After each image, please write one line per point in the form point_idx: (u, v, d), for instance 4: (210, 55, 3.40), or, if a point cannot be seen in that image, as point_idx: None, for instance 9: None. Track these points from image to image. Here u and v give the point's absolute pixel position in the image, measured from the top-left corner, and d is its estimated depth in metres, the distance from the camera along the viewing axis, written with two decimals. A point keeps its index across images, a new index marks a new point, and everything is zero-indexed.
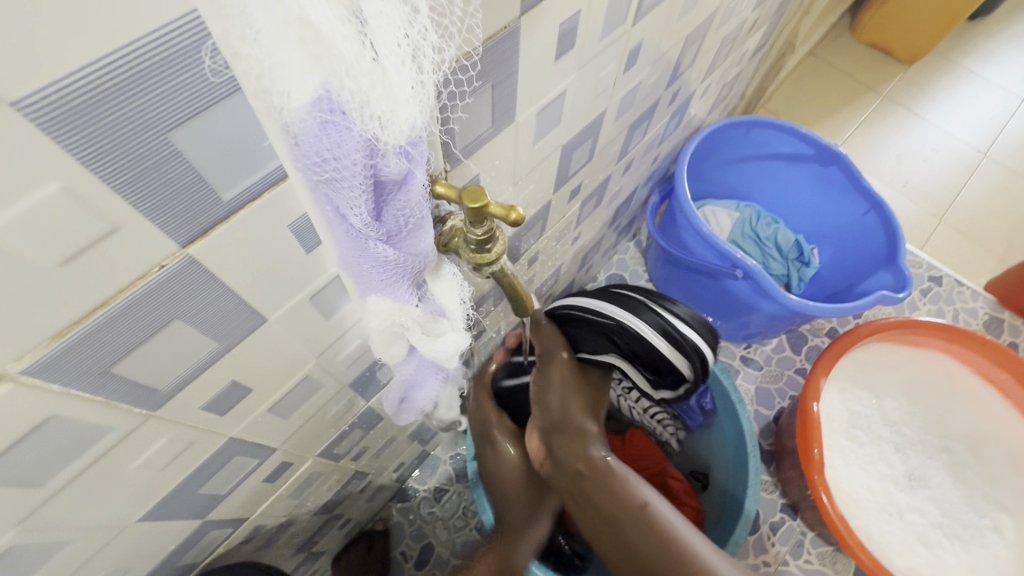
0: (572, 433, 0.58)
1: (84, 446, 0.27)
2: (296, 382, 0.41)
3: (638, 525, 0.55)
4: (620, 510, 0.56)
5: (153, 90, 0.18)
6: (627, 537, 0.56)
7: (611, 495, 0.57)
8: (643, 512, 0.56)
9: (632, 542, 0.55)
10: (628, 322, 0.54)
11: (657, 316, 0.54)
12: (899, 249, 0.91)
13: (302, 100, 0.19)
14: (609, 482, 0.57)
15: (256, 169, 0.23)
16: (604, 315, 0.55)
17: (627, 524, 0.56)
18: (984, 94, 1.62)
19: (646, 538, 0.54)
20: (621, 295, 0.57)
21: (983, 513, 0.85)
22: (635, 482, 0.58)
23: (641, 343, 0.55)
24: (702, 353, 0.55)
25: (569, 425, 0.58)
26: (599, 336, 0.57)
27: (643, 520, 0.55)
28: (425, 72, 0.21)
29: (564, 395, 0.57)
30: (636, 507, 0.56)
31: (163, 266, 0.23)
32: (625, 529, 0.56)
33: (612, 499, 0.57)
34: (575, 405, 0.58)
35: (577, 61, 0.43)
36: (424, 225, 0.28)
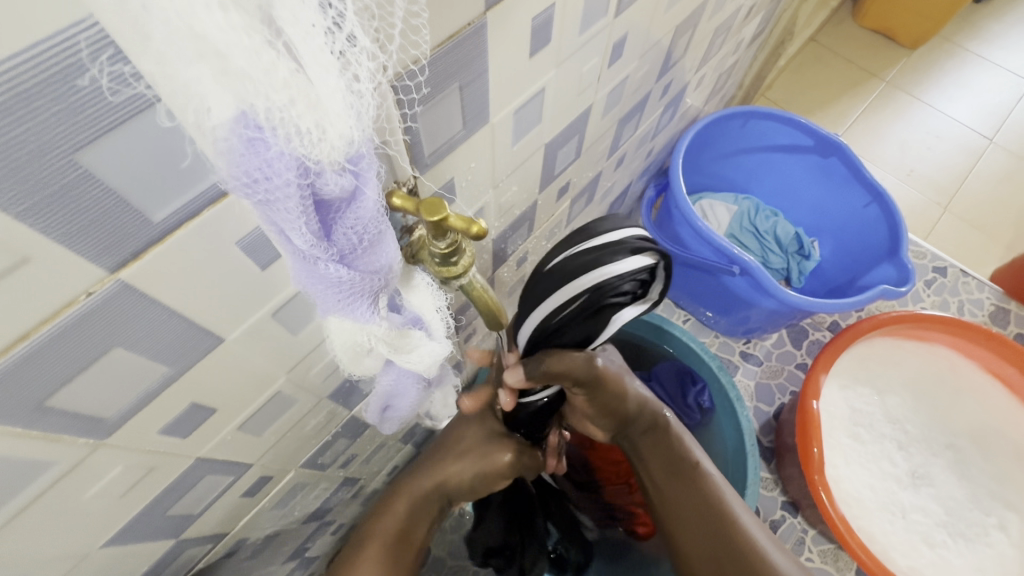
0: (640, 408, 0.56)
1: (26, 481, 0.26)
2: (266, 398, 0.39)
3: (687, 481, 0.56)
4: (673, 464, 0.56)
5: (46, 109, 0.16)
6: (672, 489, 0.56)
7: (665, 451, 0.57)
8: (696, 471, 0.56)
9: (678, 496, 0.56)
10: (591, 279, 0.40)
11: (590, 250, 0.40)
12: (902, 241, 0.89)
13: (221, 118, 0.17)
14: (664, 438, 0.57)
15: (189, 187, 0.22)
16: (572, 294, 0.41)
17: (675, 477, 0.56)
18: (990, 78, 1.58)
19: (695, 495, 0.55)
20: (555, 271, 0.42)
21: (989, 511, 0.83)
22: (690, 442, 0.58)
23: (623, 283, 0.40)
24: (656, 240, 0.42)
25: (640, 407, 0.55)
26: (584, 319, 0.42)
27: (694, 478, 0.56)
28: (361, 81, 0.19)
29: (624, 392, 0.53)
30: (689, 465, 0.57)
31: (92, 292, 0.22)
32: (673, 482, 0.56)
33: (665, 455, 0.57)
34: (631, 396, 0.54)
35: (555, 57, 0.40)
36: (383, 239, 0.26)
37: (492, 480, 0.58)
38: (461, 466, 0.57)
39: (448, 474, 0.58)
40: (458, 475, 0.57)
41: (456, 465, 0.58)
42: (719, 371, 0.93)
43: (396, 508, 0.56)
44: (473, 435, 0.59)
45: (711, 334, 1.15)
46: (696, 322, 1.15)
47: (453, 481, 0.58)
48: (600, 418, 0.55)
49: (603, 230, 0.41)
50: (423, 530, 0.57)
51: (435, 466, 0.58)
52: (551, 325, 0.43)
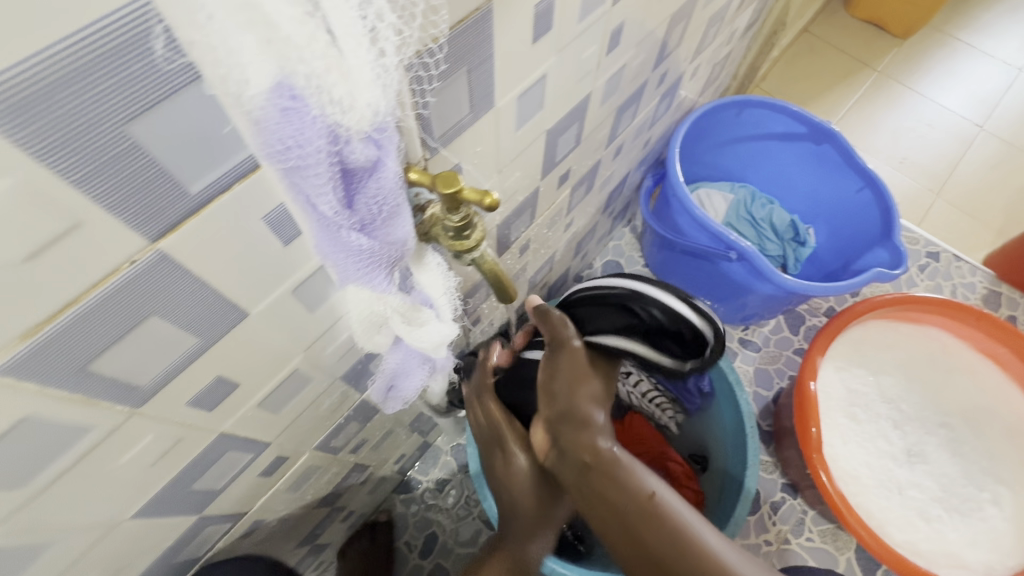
0: (576, 422, 0.51)
1: (66, 445, 0.27)
2: (285, 375, 0.41)
3: (647, 519, 0.49)
4: (626, 502, 0.49)
5: (106, 80, 0.18)
6: (634, 530, 0.49)
7: (617, 487, 0.49)
8: (653, 504, 0.49)
9: (643, 538, 0.48)
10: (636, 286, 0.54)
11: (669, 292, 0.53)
12: (895, 225, 0.91)
13: (260, 88, 0.18)
14: (611, 471, 0.50)
15: (224, 161, 0.23)
16: (612, 287, 0.56)
17: (631, 514, 0.49)
18: (980, 66, 1.60)
19: (661, 537, 0.48)
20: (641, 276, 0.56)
21: (982, 487, 0.85)
22: (642, 471, 0.51)
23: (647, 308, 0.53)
24: (714, 328, 0.51)
25: (574, 413, 0.51)
26: (607, 310, 0.56)
27: (656, 517, 0.48)
28: (386, 56, 0.21)
29: (570, 388, 0.51)
30: (644, 498, 0.49)
31: (135, 261, 0.23)
32: (631, 521, 0.49)
33: (618, 493, 0.50)
34: (577, 396, 0.51)
35: (556, 43, 0.42)
36: (400, 212, 0.27)
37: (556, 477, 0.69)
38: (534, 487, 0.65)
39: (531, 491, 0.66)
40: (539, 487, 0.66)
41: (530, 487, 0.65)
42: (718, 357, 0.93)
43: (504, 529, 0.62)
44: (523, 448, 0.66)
45: None
46: None
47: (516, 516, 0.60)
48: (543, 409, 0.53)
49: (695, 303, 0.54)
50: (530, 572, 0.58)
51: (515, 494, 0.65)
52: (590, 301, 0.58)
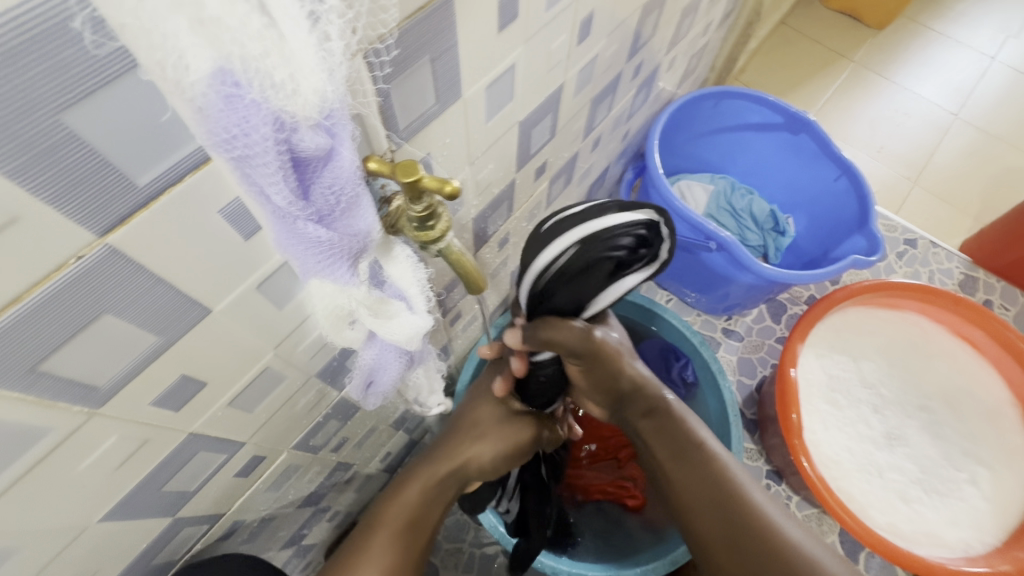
0: (635, 392, 0.58)
1: (21, 448, 0.27)
2: (255, 373, 0.40)
3: (694, 463, 0.57)
4: (679, 448, 0.58)
5: (36, 67, 0.17)
6: (680, 474, 0.57)
7: (672, 434, 0.58)
8: (703, 452, 0.57)
9: (689, 478, 0.57)
10: (581, 237, 0.42)
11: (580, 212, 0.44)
12: (871, 212, 0.92)
13: (200, 73, 0.18)
14: (664, 421, 0.58)
15: (172, 151, 0.23)
16: (548, 262, 0.44)
17: (681, 459, 0.57)
18: (955, 56, 1.63)
19: (705, 478, 0.56)
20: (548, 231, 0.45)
21: (960, 467, 0.86)
22: (694, 423, 0.59)
23: (618, 237, 0.42)
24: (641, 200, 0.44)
25: (634, 388, 0.58)
26: (578, 282, 0.45)
27: (704, 462, 0.57)
28: (331, 40, 0.21)
29: (619, 369, 0.55)
30: (694, 446, 0.58)
31: (82, 256, 0.23)
32: (679, 463, 0.57)
33: (672, 437, 0.58)
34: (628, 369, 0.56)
35: (523, 33, 0.42)
36: (360, 202, 0.27)
37: (510, 460, 0.64)
38: (480, 448, 0.62)
39: (467, 459, 0.62)
40: (480, 457, 0.62)
41: (475, 448, 0.62)
42: (701, 347, 0.95)
43: (411, 495, 0.58)
44: (489, 415, 0.64)
45: (694, 312, 1.17)
46: (679, 301, 1.19)
47: (471, 464, 0.62)
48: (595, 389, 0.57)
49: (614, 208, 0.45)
50: (435, 514, 0.59)
51: (455, 450, 0.62)
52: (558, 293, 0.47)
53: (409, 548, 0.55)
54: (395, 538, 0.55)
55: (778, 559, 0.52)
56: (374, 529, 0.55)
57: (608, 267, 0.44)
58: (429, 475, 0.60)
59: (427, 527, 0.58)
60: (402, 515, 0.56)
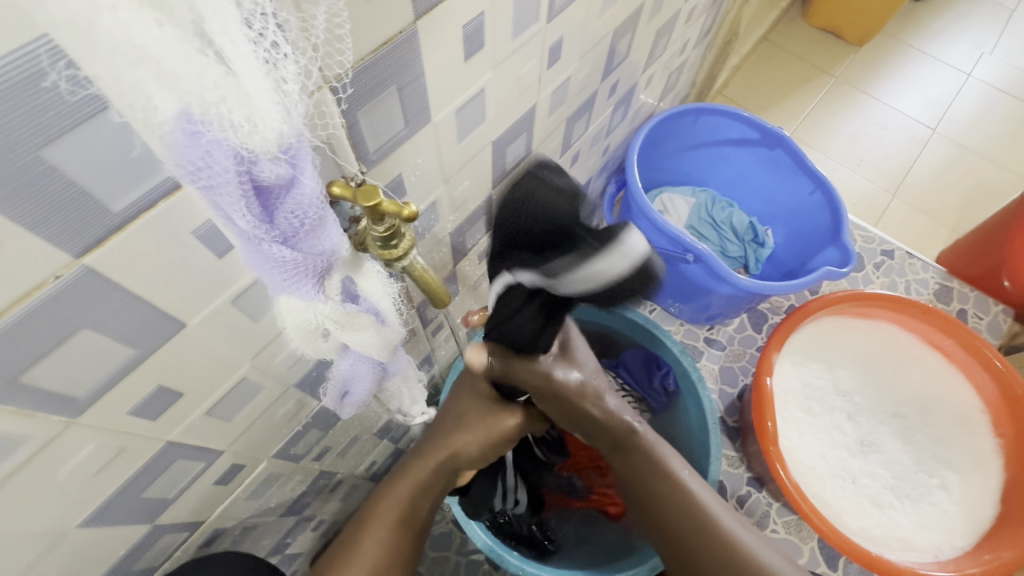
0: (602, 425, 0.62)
1: (1, 454, 0.28)
2: (232, 384, 0.42)
3: (665, 493, 0.62)
4: (653, 479, 0.62)
5: (17, 111, 0.19)
6: (651, 503, 0.62)
7: (644, 468, 0.62)
8: (672, 483, 0.62)
9: (661, 506, 0.62)
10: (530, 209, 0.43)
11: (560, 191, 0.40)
12: (843, 225, 0.95)
13: (164, 115, 0.20)
14: (637, 455, 0.62)
15: (145, 179, 0.25)
16: None
17: (655, 489, 0.62)
18: (932, 72, 1.67)
19: (677, 507, 0.61)
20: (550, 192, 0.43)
21: (931, 473, 0.89)
22: (665, 452, 0.63)
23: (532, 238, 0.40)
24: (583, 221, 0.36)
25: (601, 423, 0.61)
26: None
27: (675, 493, 0.62)
28: (287, 83, 0.23)
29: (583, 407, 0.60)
30: (665, 478, 0.62)
31: (59, 276, 0.24)
32: (650, 493, 0.62)
33: (645, 470, 0.62)
34: (594, 406, 0.60)
35: (491, 60, 0.44)
36: (324, 224, 0.29)
37: (499, 447, 0.62)
38: (466, 440, 0.61)
39: (456, 448, 0.61)
40: (465, 449, 0.61)
41: (461, 439, 0.61)
42: (681, 356, 0.97)
43: (399, 492, 0.59)
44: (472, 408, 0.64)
45: (677, 322, 1.20)
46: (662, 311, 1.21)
47: (461, 454, 0.62)
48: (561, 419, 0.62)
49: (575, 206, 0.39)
50: (425, 508, 0.61)
51: (443, 443, 0.62)
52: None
53: (396, 543, 0.57)
54: (387, 532, 0.57)
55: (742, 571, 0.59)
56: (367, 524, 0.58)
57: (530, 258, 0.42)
58: (415, 471, 0.60)
59: (418, 517, 0.60)
60: (392, 511, 0.58)
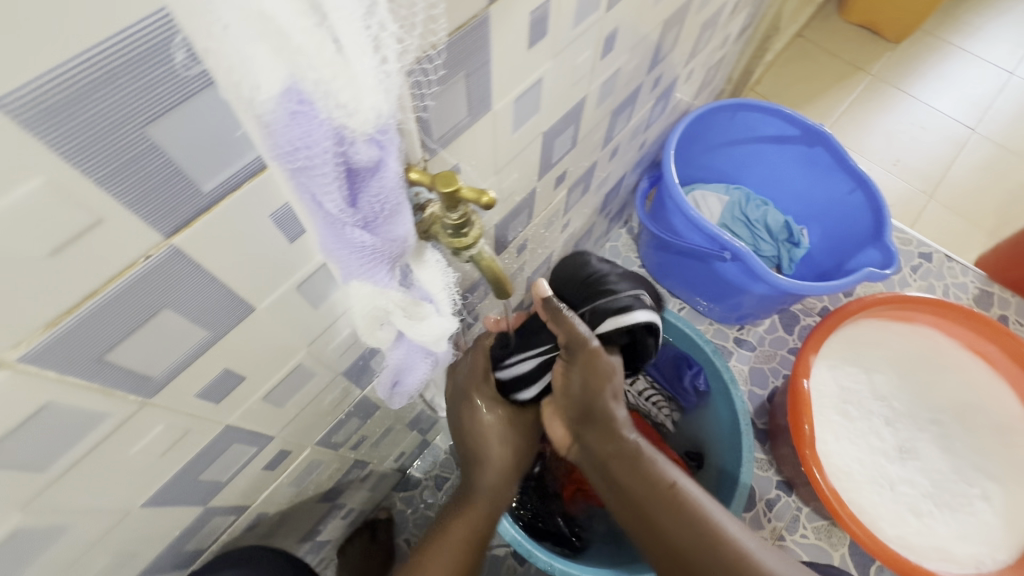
0: (602, 426, 0.57)
1: (81, 432, 0.29)
2: (289, 369, 0.42)
3: (666, 504, 0.56)
4: (649, 488, 0.56)
5: (129, 86, 0.19)
6: (654, 516, 0.56)
7: (640, 475, 0.57)
8: (673, 493, 0.56)
9: (659, 520, 0.56)
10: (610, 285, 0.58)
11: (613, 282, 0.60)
12: (886, 225, 0.92)
13: (271, 93, 0.20)
14: (636, 462, 0.57)
15: (235, 161, 0.25)
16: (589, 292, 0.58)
17: (653, 498, 0.56)
18: (973, 70, 1.62)
19: (678, 519, 0.55)
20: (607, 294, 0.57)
21: (972, 482, 0.86)
22: (664, 462, 0.58)
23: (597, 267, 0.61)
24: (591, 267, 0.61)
25: (602, 417, 0.56)
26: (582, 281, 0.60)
27: (674, 503, 0.56)
28: (389, 63, 0.22)
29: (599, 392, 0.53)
30: (665, 485, 0.56)
31: (149, 256, 0.24)
32: (650, 504, 0.56)
33: (641, 478, 0.57)
34: (606, 398, 0.54)
35: (551, 49, 0.43)
36: (401, 210, 0.29)
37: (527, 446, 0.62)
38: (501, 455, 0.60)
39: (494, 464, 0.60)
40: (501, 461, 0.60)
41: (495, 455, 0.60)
42: (714, 356, 0.95)
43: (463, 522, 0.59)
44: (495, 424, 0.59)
45: (706, 321, 1.18)
46: (691, 310, 1.19)
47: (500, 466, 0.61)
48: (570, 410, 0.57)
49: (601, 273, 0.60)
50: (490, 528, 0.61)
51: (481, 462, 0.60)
52: (606, 268, 0.60)
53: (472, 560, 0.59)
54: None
55: None
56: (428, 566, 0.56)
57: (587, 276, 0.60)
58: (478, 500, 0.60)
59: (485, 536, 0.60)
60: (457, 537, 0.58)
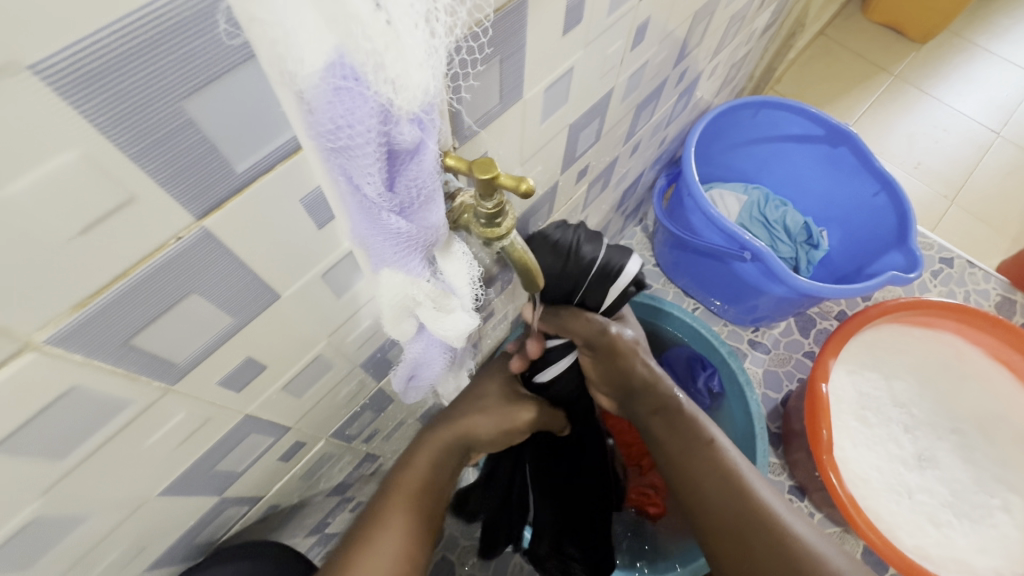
0: (642, 387, 0.58)
1: (104, 418, 0.28)
2: (309, 360, 0.41)
3: (704, 459, 0.55)
4: (688, 446, 0.56)
5: (169, 55, 0.18)
6: (692, 469, 0.55)
7: (679, 431, 0.57)
8: (712, 449, 0.55)
9: (696, 479, 0.55)
10: (595, 257, 0.52)
11: (589, 246, 0.52)
12: (910, 229, 0.91)
13: (314, 67, 0.19)
14: (675, 418, 0.58)
15: (270, 140, 0.24)
16: (582, 272, 0.52)
17: (690, 457, 0.56)
18: (998, 72, 1.59)
19: (714, 478, 0.54)
20: (600, 270, 0.53)
21: (993, 493, 0.84)
22: (704, 421, 0.58)
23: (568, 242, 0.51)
24: (565, 245, 0.51)
25: (639, 381, 0.58)
26: (566, 266, 0.51)
27: (712, 460, 0.55)
28: (437, 38, 0.21)
29: (631, 367, 0.57)
30: (703, 443, 0.56)
31: (180, 237, 0.24)
32: (688, 458, 0.55)
33: (679, 434, 0.57)
34: (640, 367, 0.57)
35: (584, 37, 0.42)
36: (436, 198, 0.27)
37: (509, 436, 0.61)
38: (483, 418, 0.58)
39: (472, 425, 0.57)
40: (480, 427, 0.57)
41: (477, 418, 0.58)
42: (730, 357, 0.94)
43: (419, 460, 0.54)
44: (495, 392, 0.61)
45: (721, 321, 1.17)
46: (706, 310, 1.18)
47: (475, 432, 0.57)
48: (607, 388, 0.60)
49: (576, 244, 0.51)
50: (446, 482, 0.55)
51: (459, 417, 0.57)
52: (571, 235, 0.51)
53: (423, 510, 0.51)
54: (407, 512, 0.50)
55: (789, 558, 0.50)
56: (383, 501, 0.51)
57: (566, 258, 0.51)
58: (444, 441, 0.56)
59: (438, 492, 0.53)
60: (408, 489, 0.51)
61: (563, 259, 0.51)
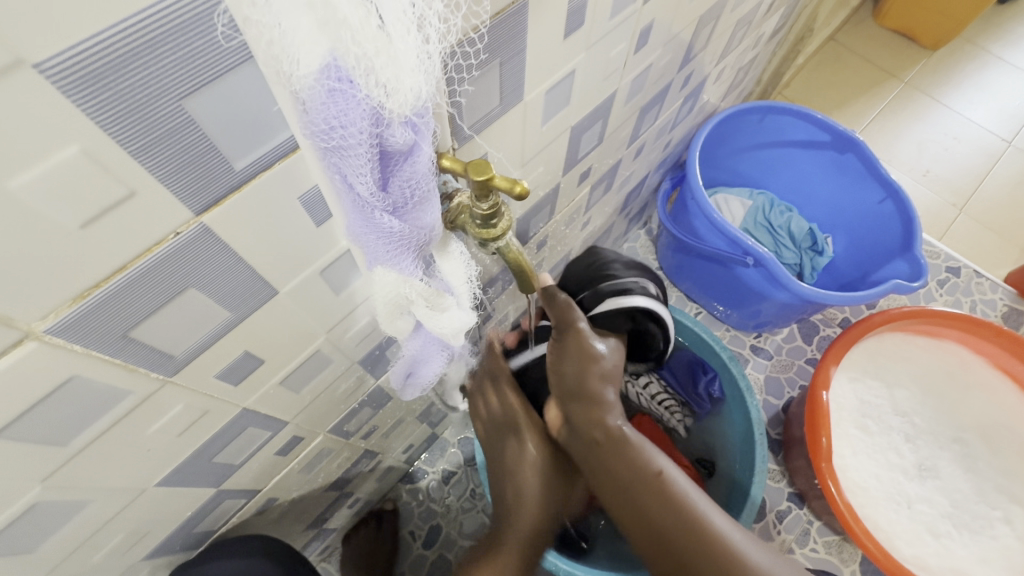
0: (587, 402, 0.51)
1: (103, 408, 0.29)
2: (306, 355, 0.42)
3: (654, 495, 0.51)
4: (634, 480, 0.52)
5: (169, 54, 0.19)
6: (642, 507, 0.52)
7: (625, 464, 0.51)
8: (660, 481, 0.51)
9: (644, 514, 0.52)
10: (618, 275, 0.58)
11: (621, 272, 0.58)
12: (916, 238, 0.90)
13: (310, 68, 0.19)
14: (621, 450, 0.51)
15: (269, 139, 0.24)
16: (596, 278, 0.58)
17: (637, 491, 0.52)
18: (1011, 80, 1.57)
19: (663, 513, 0.51)
20: (613, 283, 0.57)
21: (994, 505, 0.84)
22: (651, 449, 0.53)
23: (607, 258, 0.60)
24: (602, 258, 0.60)
25: (584, 393, 0.50)
26: (589, 269, 0.60)
27: (661, 494, 0.51)
28: (431, 42, 0.22)
29: (587, 381, 0.50)
30: (651, 475, 0.52)
31: (179, 233, 0.24)
32: (637, 493, 0.52)
33: (625, 467, 0.52)
34: (599, 384, 0.50)
35: (586, 40, 0.42)
36: (431, 198, 0.28)
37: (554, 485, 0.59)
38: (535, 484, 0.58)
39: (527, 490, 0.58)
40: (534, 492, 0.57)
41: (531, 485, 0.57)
42: (730, 362, 0.93)
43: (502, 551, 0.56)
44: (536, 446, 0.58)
45: (723, 326, 1.16)
46: (708, 315, 1.17)
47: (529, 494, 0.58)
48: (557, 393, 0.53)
49: (611, 262, 0.60)
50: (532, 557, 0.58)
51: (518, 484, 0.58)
52: (613, 257, 0.61)
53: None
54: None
55: None
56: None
57: (595, 265, 0.60)
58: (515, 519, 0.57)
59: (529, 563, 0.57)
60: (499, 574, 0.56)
61: (590, 264, 0.60)
